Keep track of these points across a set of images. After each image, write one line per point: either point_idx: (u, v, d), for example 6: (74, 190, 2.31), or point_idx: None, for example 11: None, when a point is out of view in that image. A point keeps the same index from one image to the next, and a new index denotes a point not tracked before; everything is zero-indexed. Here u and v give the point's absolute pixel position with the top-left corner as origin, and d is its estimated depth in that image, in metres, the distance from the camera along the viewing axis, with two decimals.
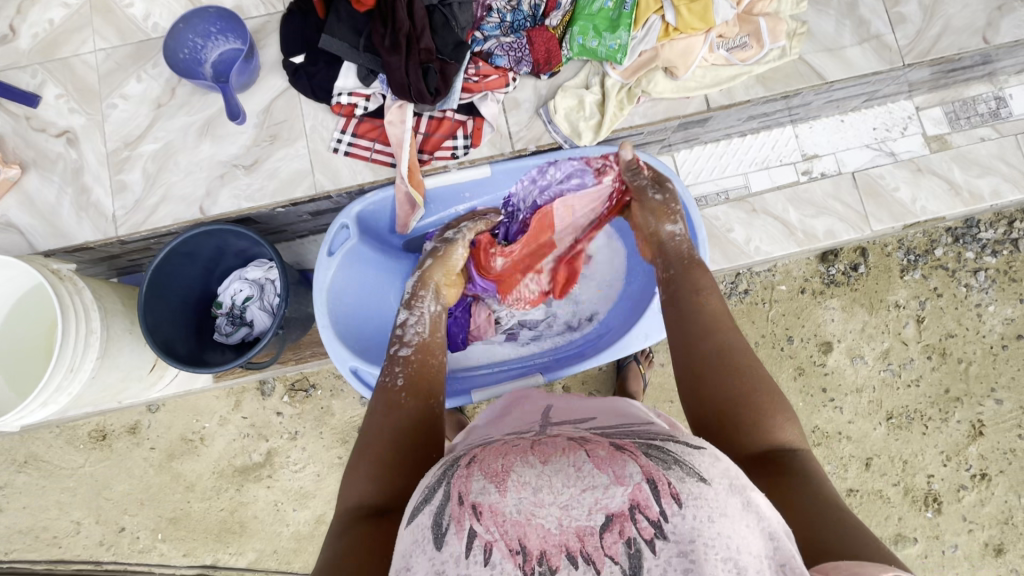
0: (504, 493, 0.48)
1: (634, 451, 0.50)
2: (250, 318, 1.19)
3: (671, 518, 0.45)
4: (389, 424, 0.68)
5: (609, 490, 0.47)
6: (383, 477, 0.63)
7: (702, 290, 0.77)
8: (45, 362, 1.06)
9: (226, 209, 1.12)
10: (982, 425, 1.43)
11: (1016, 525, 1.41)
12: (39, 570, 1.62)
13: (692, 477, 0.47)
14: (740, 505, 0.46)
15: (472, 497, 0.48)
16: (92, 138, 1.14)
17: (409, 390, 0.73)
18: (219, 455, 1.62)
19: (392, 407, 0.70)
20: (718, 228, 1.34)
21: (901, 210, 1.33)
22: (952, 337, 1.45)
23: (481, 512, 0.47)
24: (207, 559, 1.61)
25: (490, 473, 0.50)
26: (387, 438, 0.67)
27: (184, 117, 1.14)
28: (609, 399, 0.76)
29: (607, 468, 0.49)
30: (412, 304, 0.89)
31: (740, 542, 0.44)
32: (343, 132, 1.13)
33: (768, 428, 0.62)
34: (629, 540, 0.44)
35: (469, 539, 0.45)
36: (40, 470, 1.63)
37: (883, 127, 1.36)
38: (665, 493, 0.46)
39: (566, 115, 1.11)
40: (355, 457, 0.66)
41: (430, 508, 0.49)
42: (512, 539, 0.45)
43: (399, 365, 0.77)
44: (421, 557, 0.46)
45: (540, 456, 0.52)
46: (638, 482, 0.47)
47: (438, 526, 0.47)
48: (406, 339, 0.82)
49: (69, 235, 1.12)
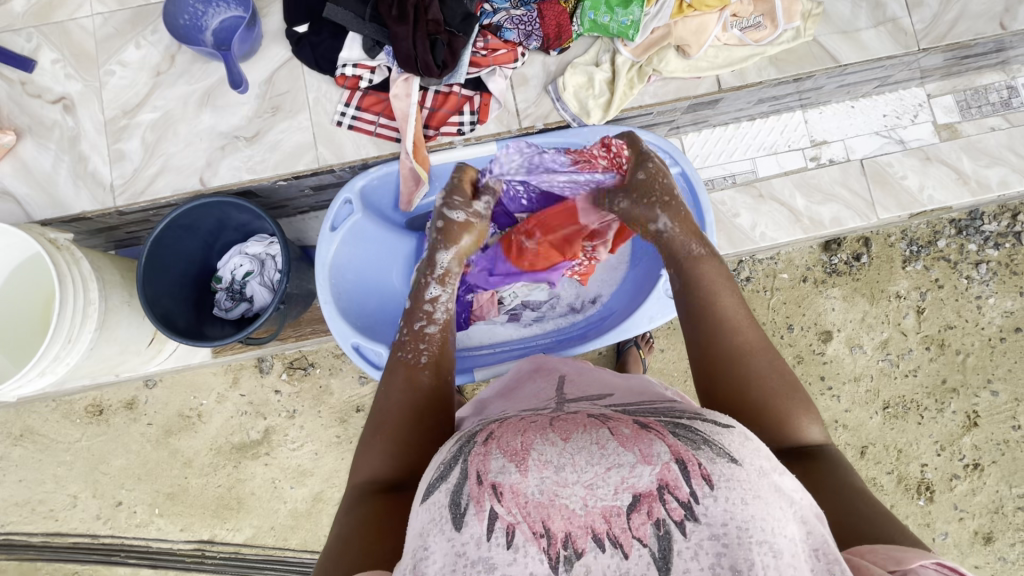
0: (525, 473, 0.48)
1: (660, 429, 0.50)
2: (250, 294, 1.17)
3: (702, 500, 0.44)
4: (410, 401, 0.68)
5: (636, 470, 0.46)
6: (400, 454, 0.63)
7: (710, 279, 0.72)
8: (42, 332, 1.05)
9: (226, 181, 1.10)
10: (977, 416, 1.44)
11: (1007, 515, 1.43)
12: (36, 543, 1.63)
13: (722, 458, 0.46)
14: (771, 486, 0.46)
15: (492, 476, 0.48)
16: (89, 106, 1.11)
17: (431, 367, 0.72)
18: (217, 432, 1.61)
19: (412, 383, 0.70)
20: (724, 213, 1.32)
21: (908, 198, 1.32)
22: (952, 328, 1.45)
23: (502, 492, 0.47)
24: (203, 535, 1.61)
25: (510, 452, 0.50)
26: (405, 414, 0.67)
27: (184, 86, 1.11)
28: (626, 376, 0.77)
29: (632, 446, 0.48)
30: (444, 280, 0.82)
31: (774, 524, 0.44)
32: (347, 105, 1.10)
33: (792, 422, 0.61)
34: (658, 521, 0.44)
35: (490, 520, 0.45)
36: (36, 444, 1.62)
37: (893, 114, 1.35)
38: (695, 474, 0.45)
39: (575, 93, 1.09)
40: (370, 430, 0.66)
41: (448, 487, 0.48)
42: (535, 521, 0.45)
43: (425, 342, 0.74)
44: (440, 538, 0.46)
45: (561, 433, 0.52)
46: (666, 461, 0.46)
47: (457, 506, 0.47)
48: (434, 316, 0.78)
49: (66, 205, 1.10)
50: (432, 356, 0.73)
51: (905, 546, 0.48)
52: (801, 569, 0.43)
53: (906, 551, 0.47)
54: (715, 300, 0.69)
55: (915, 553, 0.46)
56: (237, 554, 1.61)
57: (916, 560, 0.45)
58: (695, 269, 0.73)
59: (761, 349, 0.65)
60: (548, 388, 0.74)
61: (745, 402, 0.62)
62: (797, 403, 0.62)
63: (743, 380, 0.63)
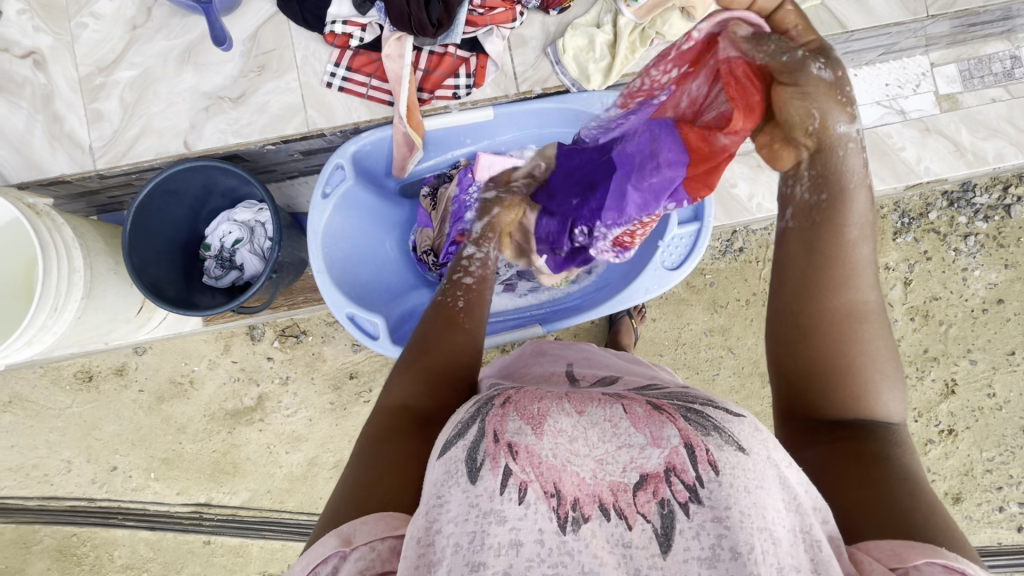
0: (539, 436, 0.51)
1: (672, 413, 0.52)
2: (240, 261, 1.15)
3: (707, 484, 0.47)
4: (452, 341, 0.68)
5: (644, 451, 0.50)
6: (434, 384, 0.63)
7: (859, 223, 0.53)
8: (26, 300, 1.02)
9: (212, 144, 1.05)
10: (954, 384, 1.49)
11: (975, 477, 1.50)
12: (32, 506, 1.65)
13: (729, 446, 0.48)
14: (775, 475, 0.48)
15: (509, 436, 0.51)
16: (62, 62, 1.05)
17: (469, 312, 0.73)
18: (210, 398, 1.63)
19: (454, 322, 0.71)
20: (722, 183, 1.32)
21: (906, 171, 1.31)
22: (937, 300, 1.48)
23: (517, 451, 0.50)
24: (200, 498, 1.64)
25: (527, 415, 0.53)
26: (447, 352, 0.67)
27: (163, 42, 1.05)
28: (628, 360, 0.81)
29: (644, 428, 0.51)
30: (480, 242, 0.85)
31: (774, 514, 0.45)
32: (337, 65, 1.05)
33: (869, 395, 0.55)
34: (662, 501, 0.47)
35: (504, 476, 0.49)
36: (27, 410, 1.63)
37: (896, 84, 1.33)
38: (702, 459, 0.48)
39: (575, 56, 1.06)
40: (409, 355, 0.68)
41: (465, 442, 0.51)
42: (547, 482, 0.49)
43: (461, 290, 0.76)
44: (454, 489, 0.48)
45: (576, 405, 0.56)
46: (675, 445, 0.49)
47: (473, 461, 0.49)
48: (471, 269, 0.80)
49: (44, 168, 1.05)
50: (469, 301, 0.74)
51: (919, 534, 0.46)
52: (799, 562, 0.44)
53: (910, 544, 0.45)
54: (840, 256, 0.54)
55: (920, 546, 0.44)
56: (234, 517, 1.64)
57: (920, 556, 0.44)
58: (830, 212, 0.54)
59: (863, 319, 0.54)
60: (558, 372, 0.74)
61: (828, 367, 0.55)
62: (880, 371, 0.55)
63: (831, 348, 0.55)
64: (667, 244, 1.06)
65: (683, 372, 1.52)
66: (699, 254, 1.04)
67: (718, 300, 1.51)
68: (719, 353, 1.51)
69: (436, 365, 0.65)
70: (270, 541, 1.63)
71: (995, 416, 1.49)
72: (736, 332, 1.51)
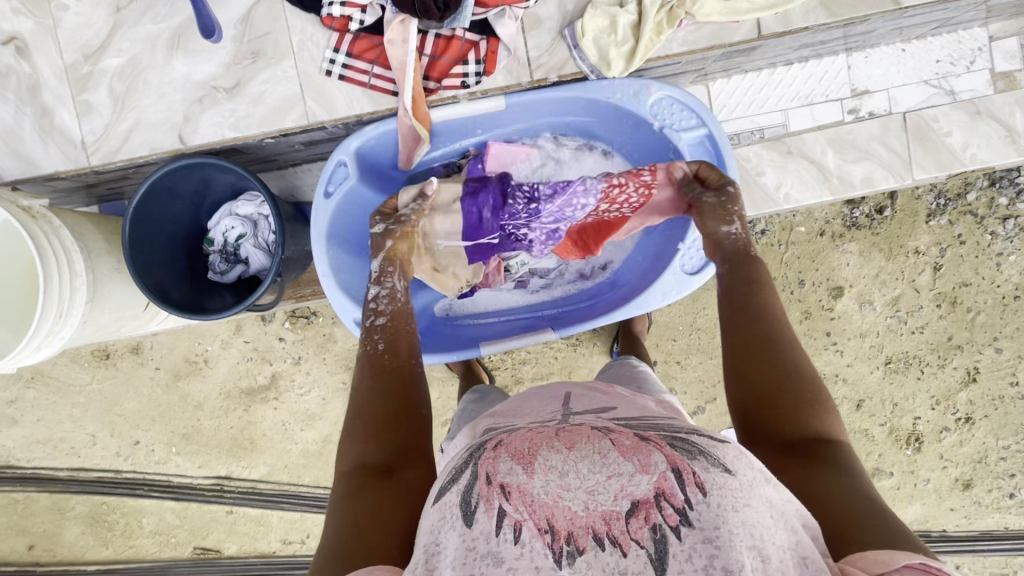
0: (531, 475, 0.55)
1: (658, 442, 0.56)
2: (245, 256, 1.12)
3: (696, 506, 0.50)
4: (379, 389, 0.70)
5: (634, 478, 0.52)
6: (379, 434, 0.66)
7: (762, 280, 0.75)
8: (26, 304, 1.00)
9: (208, 139, 1.00)
10: (977, 372, 1.45)
11: (989, 464, 1.48)
12: (62, 476, 1.71)
13: (716, 468, 0.52)
14: (762, 498, 0.51)
15: (501, 477, 0.55)
16: (45, 49, 0.98)
17: (391, 350, 0.75)
18: (225, 376, 1.65)
19: (388, 368, 0.73)
20: (748, 171, 1.23)
21: (950, 158, 1.21)
22: (966, 286, 1.41)
23: (510, 491, 0.53)
24: (221, 471, 1.70)
25: (517, 455, 0.57)
26: (378, 400, 0.69)
27: (150, 26, 0.98)
28: (626, 377, 0.93)
29: (632, 456, 0.54)
30: (381, 279, 0.85)
31: (763, 531, 0.49)
32: (337, 51, 0.98)
33: (817, 416, 0.63)
34: (655, 526, 0.49)
35: (499, 517, 0.51)
36: (49, 386, 1.67)
37: (948, 60, 1.21)
38: (689, 481, 0.51)
39: (595, 39, 0.96)
40: (349, 420, 0.69)
41: (459, 487, 0.56)
42: (540, 519, 0.51)
43: (377, 332, 0.77)
44: (451, 533, 0.52)
45: (565, 442, 0.58)
46: (663, 470, 0.52)
47: (467, 505, 0.53)
48: (380, 310, 0.81)
49: (36, 165, 1.01)
50: (388, 341, 0.76)
51: (897, 546, 0.49)
52: (789, 573, 0.47)
53: (892, 552, 0.48)
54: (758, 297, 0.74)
55: (901, 555, 0.48)
56: (254, 489, 1.70)
57: (901, 560, 0.47)
58: (741, 273, 0.77)
59: (801, 351, 0.68)
60: (552, 399, 0.73)
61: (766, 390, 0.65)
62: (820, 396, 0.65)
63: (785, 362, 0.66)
64: (688, 247, 1.01)
65: (696, 357, 1.50)
66: None
67: None
68: None
69: (374, 418, 0.67)
70: (289, 512, 1.70)
71: (1016, 405, 1.46)
72: None
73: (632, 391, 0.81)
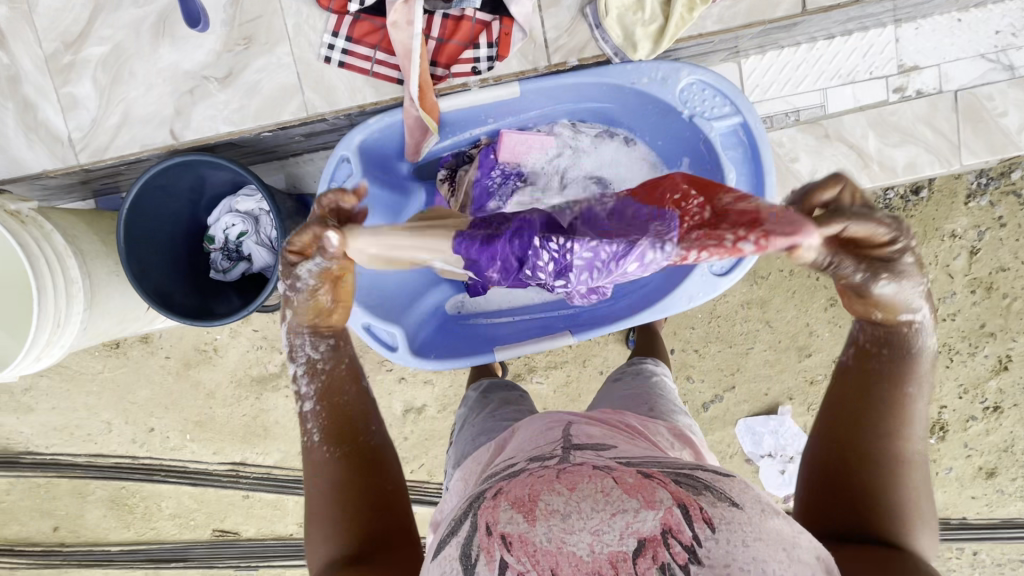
0: (532, 522, 0.50)
1: (662, 478, 0.53)
2: (247, 253, 1.07)
3: (704, 542, 0.47)
4: (337, 479, 0.64)
5: (640, 514, 0.49)
6: (347, 525, 0.62)
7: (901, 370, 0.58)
8: (21, 311, 0.95)
9: (201, 133, 0.93)
10: (1009, 360, 1.37)
11: (1015, 453, 1.43)
12: (81, 462, 1.73)
13: (723, 502, 0.50)
14: (773, 531, 0.48)
15: (501, 527, 0.50)
16: (22, 37, 0.91)
17: (338, 435, 0.66)
18: (235, 365, 1.63)
19: (342, 451, 0.66)
20: (780, 157, 1.15)
21: (1002, 141, 1.12)
22: (1004, 271, 1.32)
23: (511, 542, 0.49)
24: (236, 457, 1.70)
25: (518, 502, 0.52)
26: (338, 490, 0.64)
27: (132, 9, 0.90)
28: (635, 396, 0.86)
29: (636, 493, 0.51)
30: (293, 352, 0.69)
31: (775, 567, 0.46)
32: (336, 35, 0.89)
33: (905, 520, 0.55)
34: (663, 565, 0.46)
35: (501, 570, 0.48)
36: (62, 374, 1.66)
37: (1009, 31, 1.09)
38: (697, 517, 0.48)
39: (619, 17, 0.87)
40: (313, 516, 0.64)
41: (458, 540, 0.52)
42: (543, 568, 0.47)
43: (313, 419, 0.67)
44: None
45: (566, 481, 0.53)
46: (669, 506, 0.49)
47: (468, 558, 0.50)
48: (304, 392, 0.69)
49: (23, 164, 0.95)
50: (331, 424, 0.67)
51: None
52: None
53: None
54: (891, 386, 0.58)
55: None
56: (269, 475, 1.71)
57: None
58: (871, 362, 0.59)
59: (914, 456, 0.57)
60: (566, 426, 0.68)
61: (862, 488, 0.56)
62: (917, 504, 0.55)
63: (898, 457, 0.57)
64: None
65: (715, 346, 1.45)
66: (752, 260, 0.91)
67: (759, 271, 1.39)
68: (756, 327, 1.42)
69: (337, 512, 0.63)
70: None
71: None
72: (777, 305, 1.39)
73: (642, 416, 0.77)
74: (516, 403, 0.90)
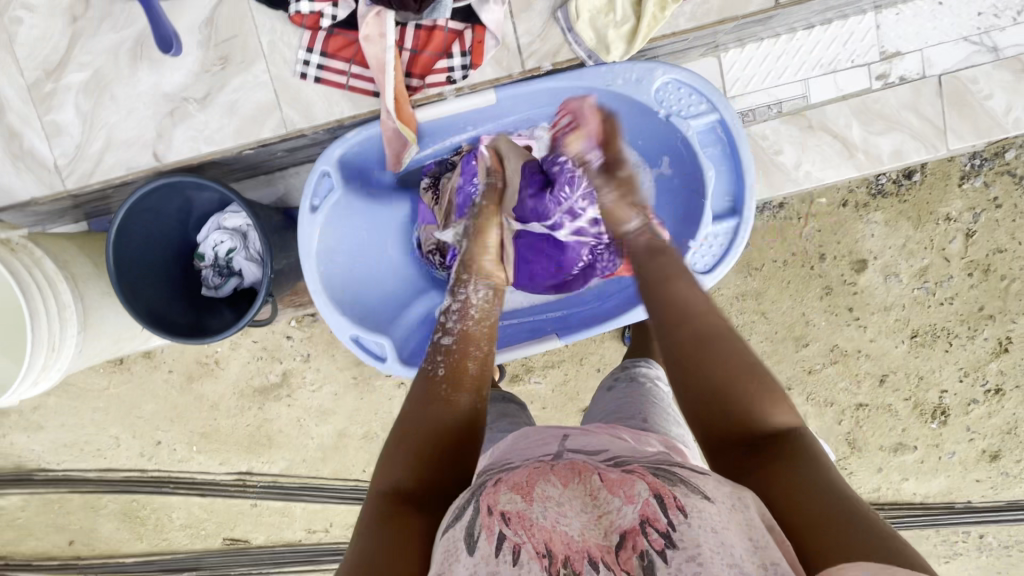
0: (530, 501, 0.51)
1: (642, 471, 0.53)
2: (237, 269, 1.08)
3: (678, 526, 0.47)
4: (435, 421, 0.64)
5: (621, 509, 0.49)
6: (417, 463, 0.60)
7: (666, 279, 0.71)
8: (17, 337, 0.97)
9: (183, 154, 0.94)
10: (1009, 342, 1.35)
11: (1019, 434, 1.40)
12: (91, 477, 1.76)
13: (695, 493, 0.49)
14: (745, 520, 0.48)
15: (501, 506, 0.51)
16: (4, 68, 0.92)
17: (451, 382, 0.68)
18: (237, 376, 1.65)
19: (444, 398, 0.66)
20: (764, 149, 1.14)
21: (989, 124, 1.11)
22: (1001, 252, 1.31)
23: (510, 518, 0.50)
24: (242, 467, 1.72)
25: (516, 485, 0.54)
26: (432, 430, 0.63)
27: (110, 35, 0.91)
28: (629, 402, 0.87)
29: (617, 489, 0.51)
30: (456, 288, 0.81)
31: (742, 552, 0.45)
32: (310, 51, 0.90)
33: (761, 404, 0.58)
34: (642, 553, 0.47)
35: (499, 542, 0.49)
36: (70, 392, 1.69)
37: (991, 12, 1.08)
38: (670, 504, 0.48)
39: (591, 21, 0.88)
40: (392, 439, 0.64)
41: (463, 522, 0.52)
42: (538, 542, 0.48)
43: (440, 355, 0.72)
44: (457, 565, 0.49)
45: (561, 474, 0.55)
46: (646, 497, 0.49)
47: (471, 535, 0.50)
48: (448, 328, 0.76)
49: (11, 191, 0.96)
50: (449, 367, 0.70)
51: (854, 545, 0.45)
52: None
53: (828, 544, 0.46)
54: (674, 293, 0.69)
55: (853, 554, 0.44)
56: (275, 483, 1.73)
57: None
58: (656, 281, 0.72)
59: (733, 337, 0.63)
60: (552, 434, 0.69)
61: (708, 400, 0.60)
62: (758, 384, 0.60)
63: (710, 369, 0.61)
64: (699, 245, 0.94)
65: None
66: (734, 254, 0.92)
67: (751, 261, 1.33)
68: (752, 318, 1.36)
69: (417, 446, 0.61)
70: (311, 503, 1.73)
71: None
72: (771, 296, 1.38)
73: (631, 428, 0.76)
74: (512, 416, 0.91)
